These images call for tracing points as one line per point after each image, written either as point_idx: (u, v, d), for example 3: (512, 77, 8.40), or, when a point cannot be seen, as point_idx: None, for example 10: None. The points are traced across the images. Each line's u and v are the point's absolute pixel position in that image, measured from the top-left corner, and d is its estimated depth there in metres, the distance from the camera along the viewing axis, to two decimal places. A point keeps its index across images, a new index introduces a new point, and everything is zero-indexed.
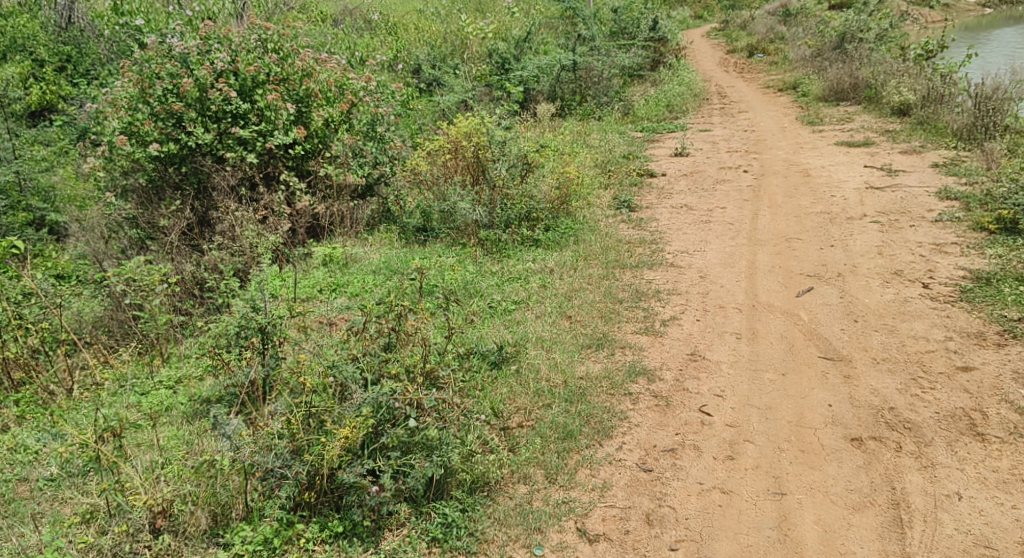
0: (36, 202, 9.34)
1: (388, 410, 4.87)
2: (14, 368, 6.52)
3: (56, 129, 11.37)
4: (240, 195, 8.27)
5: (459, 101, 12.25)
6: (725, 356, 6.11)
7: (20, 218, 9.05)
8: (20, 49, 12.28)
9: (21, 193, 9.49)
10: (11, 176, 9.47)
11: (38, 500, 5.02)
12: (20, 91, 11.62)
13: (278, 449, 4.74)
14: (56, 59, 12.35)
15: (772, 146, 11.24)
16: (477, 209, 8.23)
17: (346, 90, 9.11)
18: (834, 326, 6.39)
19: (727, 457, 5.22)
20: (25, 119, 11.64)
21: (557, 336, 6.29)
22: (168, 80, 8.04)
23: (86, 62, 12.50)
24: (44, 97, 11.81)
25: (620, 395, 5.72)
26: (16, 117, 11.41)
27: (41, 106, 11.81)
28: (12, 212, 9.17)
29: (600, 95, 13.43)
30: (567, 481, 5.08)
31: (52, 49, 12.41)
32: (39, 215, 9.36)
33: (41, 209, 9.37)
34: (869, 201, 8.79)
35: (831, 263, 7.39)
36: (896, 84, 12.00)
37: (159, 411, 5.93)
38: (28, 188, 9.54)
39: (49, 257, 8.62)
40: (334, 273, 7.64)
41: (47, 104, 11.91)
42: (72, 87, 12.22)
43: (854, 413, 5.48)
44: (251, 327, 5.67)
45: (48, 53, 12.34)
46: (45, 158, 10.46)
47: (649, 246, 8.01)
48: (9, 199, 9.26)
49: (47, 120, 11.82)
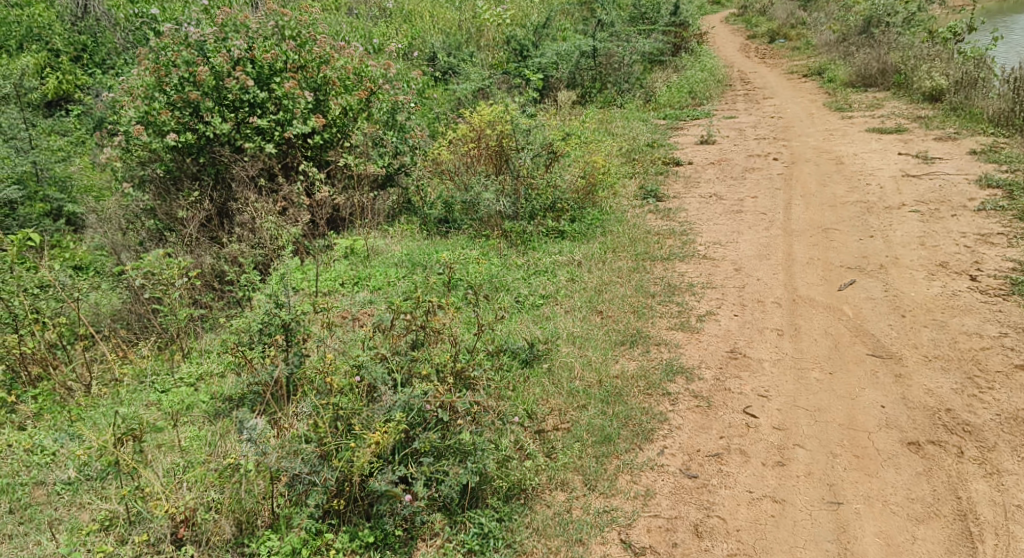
0: (53, 192, 9.20)
1: (420, 413, 4.61)
2: (31, 363, 6.42)
3: (73, 119, 11.23)
4: (260, 185, 8.14)
5: (476, 89, 12.01)
6: (767, 354, 5.85)
7: (37, 209, 8.94)
8: (37, 37, 12.27)
9: (38, 182, 9.33)
10: (29, 166, 9.29)
11: (55, 505, 4.84)
12: (36, 80, 11.52)
13: (306, 453, 4.47)
14: (71, 49, 12.27)
15: (801, 133, 10.93)
16: (501, 200, 7.98)
17: (365, 77, 8.83)
18: (880, 322, 6.12)
19: (777, 463, 4.95)
20: (41, 108, 11.50)
21: (589, 332, 6.05)
22: (185, 67, 7.94)
23: (102, 52, 12.45)
24: (61, 86, 11.70)
25: (658, 396, 5.46)
26: (34, 107, 11.29)
27: (57, 95, 11.69)
28: (29, 203, 9.05)
29: (621, 82, 12.95)
30: (608, 488, 4.82)
31: (67, 38, 12.32)
32: (57, 206, 9.23)
33: (59, 200, 9.24)
34: (906, 189, 8.47)
35: (872, 254, 7.11)
36: (929, 68, 11.61)
37: (180, 411, 5.73)
38: (45, 178, 9.38)
39: (67, 249, 8.54)
40: (357, 266, 7.47)
41: (65, 94, 11.81)
42: (88, 76, 12.15)
43: (909, 415, 5.21)
44: (274, 324, 5.70)
45: (64, 42, 12.26)
46: (62, 148, 10.39)
47: (680, 237, 7.73)
48: (27, 189, 9.12)
49: (65, 109, 11.71)
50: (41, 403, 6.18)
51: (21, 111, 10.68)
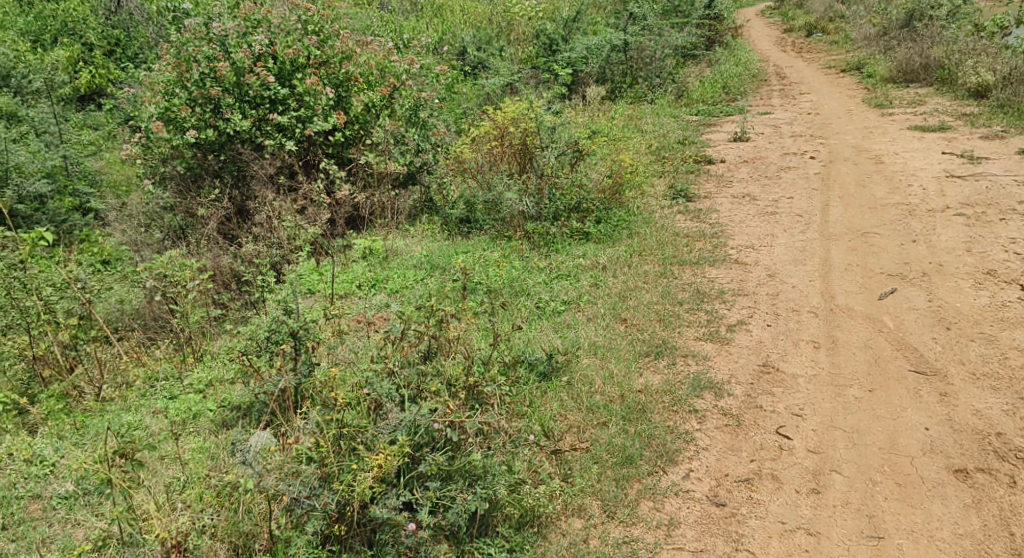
0: (83, 187, 9.11)
1: (427, 432, 4.33)
2: (41, 366, 6.32)
3: (105, 114, 11.21)
4: (279, 184, 7.97)
5: (505, 85, 11.75)
6: (802, 368, 5.50)
7: (67, 204, 8.77)
8: (70, 31, 12.25)
9: (69, 177, 9.25)
10: (59, 160, 9.24)
11: (50, 522, 4.68)
12: (68, 74, 11.46)
13: (306, 475, 4.17)
14: (105, 43, 12.30)
15: (839, 130, 10.49)
16: (524, 199, 7.68)
17: (388, 72, 8.57)
18: (924, 335, 5.73)
19: (811, 491, 4.61)
20: (74, 102, 11.47)
21: (611, 342, 5.76)
22: (205, 63, 7.70)
23: (134, 46, 12.47)
24: (94, 80, 11.71)
25: (683, 413, 5.14)
26: (66, 101, 11.23)
27: (91, 90, 11.71)
28: (59, 197, 8.91)
29: (652, 77, 12.56)
30: (628, 517, 4.51)
31: (101, 33, 12.35)
32: (86, 200, 9.11)
33: (88, 195, 9.13)
34: (950, 191, 8.03)
35: (914, 260, 6.70)
36: (975, 63, 11.08)
37: (187, 421, 5.50)
38: (75, 173, 9.36)
39: (94, 245, 8.34)
40: (375, 267, 7.22)
41: (97, 88, 11.81)
42: (120, 71, 12.12)
43: (955, 439, 4.84)
44: (281, 332, 5.31)
45: (97, 37, 12.27)
46: (92, 142, 10.35)
47: (710, 240, 7.39)
48: (57, 183, 9.00)
49: (97, 103, 11.70)
50: (54, 404, 5.97)
51: (52, 104, 10.60)
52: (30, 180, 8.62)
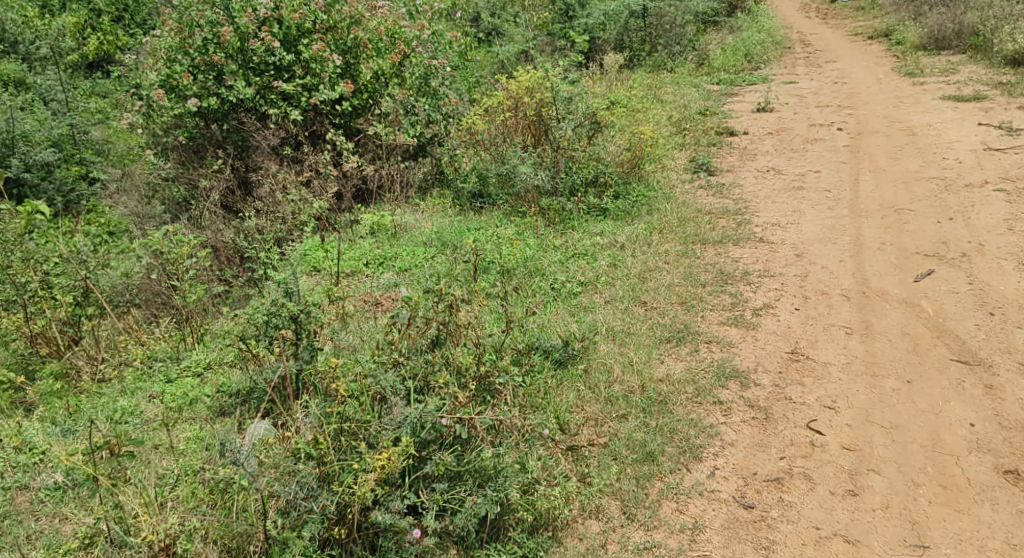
0: (90, 156, 8.90)
1: (435, 428, 4.05)
2: (41, 343, 6.01)
3: (112, 80, 10.84)
4: (283, 155, 7.66)
5: (520, 53, 11.37)
6: (835, 356, 5.16)
7: (74, 172, 8.54)
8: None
9: (75, 145, 9.04)
10: (66, 129, 9.03)
11: (37, 516, 4.46)
12: (75, 41, 11.17)
13: (303, 475, 3.90)
14: (112, 9, 11.94)
15: (868, 100, 10.03)
16: (539, 173, 7.29)
17: (399, 39, 8.11)
18: (966, 321, 5.37)
19: (847, 493, 4.29)
20: (83, 69, 11.18)
21: (631, 327, 5.46)
22: (208, 28, 7.36)
23: (144, 12, 12.11)
24: (102, 47, 11.35)
25: (707, 404, 4.83)
26: (73, 67, 10.90)
27: (98, 57, 11.35)
28: (66, 165, 8.70)
29: (672, 44, 11.99)
30: (650, 520, 4.21)
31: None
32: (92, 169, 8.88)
33: (94, 163, 8.90)
34: (988, 164, 7.60)
35: (952, 239, 6.32)
36: (1012, 30, 10.54)
37: (182, 407, 5.24)
38: (81, 141, 9.10)
39: (99, 216, 8.10)
40: (383, 244, 6.91)
41: (105, 55, 11.46)
42: (129, 37, 11.74)
43: (1004, 437, 4.51)
44: (281, 316, 4.98)
45: (105, 2, 11.93)
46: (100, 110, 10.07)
47: (734, 217, 7.02)
48: (64, 151, 8.79)
49: (104, 70, 11.30)
50: (52, 383, 5.67)
51: (58, 73, 10.32)
52: (37, 149, 8.45)
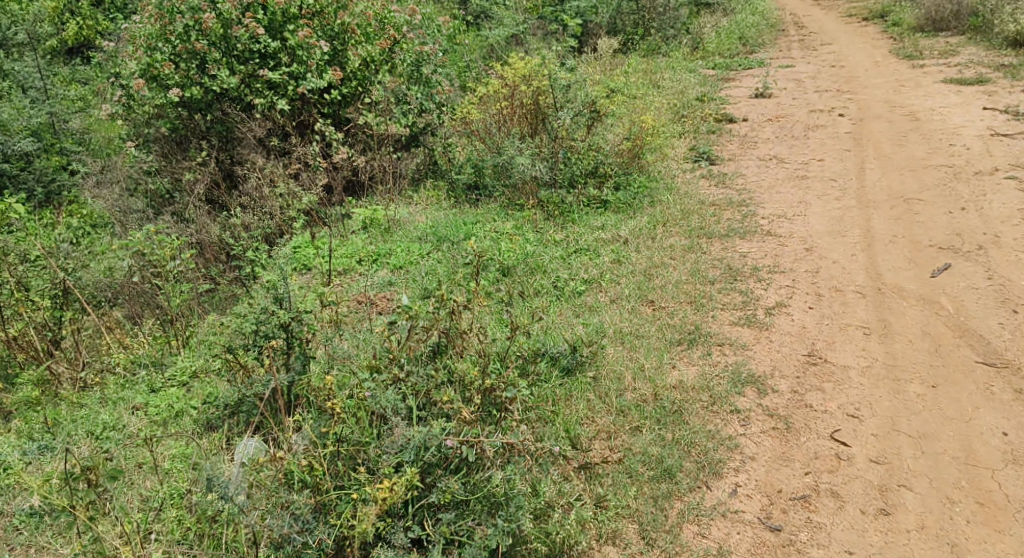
0: (70, 145, 8.51)
1: (440, 451, 3.78)
2: (18, 348, 5.69)
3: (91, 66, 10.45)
4: (270, 147, 7.34)
5: (509, 36, 11.03)
6: (854, 359, 4.91)
7: (53, 163, 8.17)
8: None
9: (55, 134, 8.67)
10: (45, 117, 8.63)
11: (11, 545, 4.14)
12: (53, 26, 10.77)
13: (297, 506, 3.63)
14: None
15: (868, 84, 9.76)
16: (538, 164, 6.97)
17: (388, 24, 7.72)
18: (989, 319, 5.14)
19: (879, 512, 4.06)
20: (61, 55, 10.83)
21: (640, 328, 5.20)
22: (190, 14, 7.01)
23: None
24: (81, 32, 10.93)
25: (724, 414, 4.57)
26: (51, 53, 10.51)
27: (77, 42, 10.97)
28: (45, 155, 8.32)
29: (665, 27, 11.68)
30: (671, 545, 3.96)
31: None
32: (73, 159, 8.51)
33: (75, 153, 8.53)
34: (998, 150, 7.36)
35: (968, 230, 6.08)
36: (1013, 10, 10.29)
37: (167, 420, 4.92)
38: (61, 131, 8.72)
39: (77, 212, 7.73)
40: (376, 240, 6.60)
41: (85, 40, 11.07)
42: (110, 22, 11.33)
43: None
44: (270, 324, 4.60)
45: None
46: (79, 97, 9.68)
47: (739, 209, 6.75)
48: (43, 141, 8.40)
49: (84, 58, 10.94)
50: (30, 392, 5.33)
51: (34, 58, 9.90)
52: (14, 139, 8.07)
